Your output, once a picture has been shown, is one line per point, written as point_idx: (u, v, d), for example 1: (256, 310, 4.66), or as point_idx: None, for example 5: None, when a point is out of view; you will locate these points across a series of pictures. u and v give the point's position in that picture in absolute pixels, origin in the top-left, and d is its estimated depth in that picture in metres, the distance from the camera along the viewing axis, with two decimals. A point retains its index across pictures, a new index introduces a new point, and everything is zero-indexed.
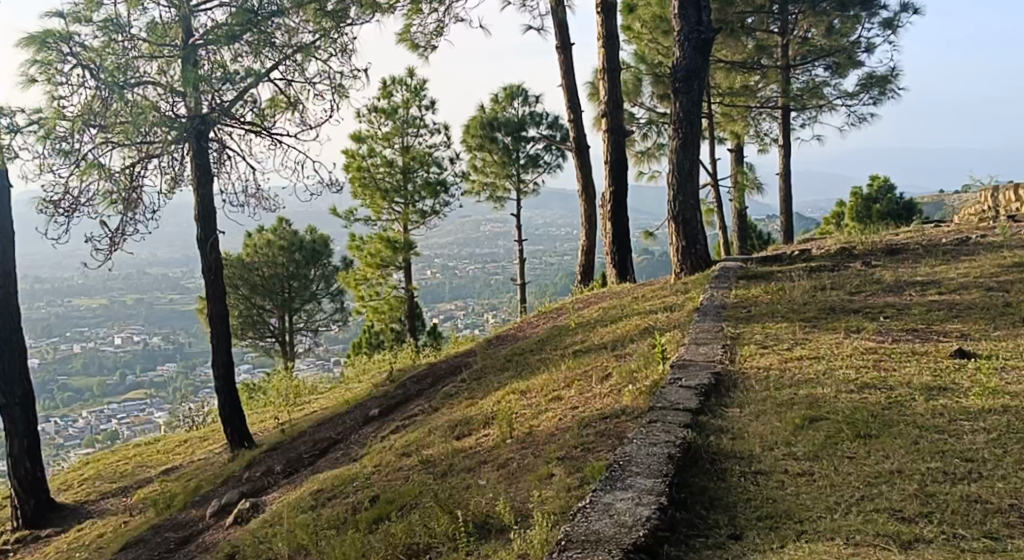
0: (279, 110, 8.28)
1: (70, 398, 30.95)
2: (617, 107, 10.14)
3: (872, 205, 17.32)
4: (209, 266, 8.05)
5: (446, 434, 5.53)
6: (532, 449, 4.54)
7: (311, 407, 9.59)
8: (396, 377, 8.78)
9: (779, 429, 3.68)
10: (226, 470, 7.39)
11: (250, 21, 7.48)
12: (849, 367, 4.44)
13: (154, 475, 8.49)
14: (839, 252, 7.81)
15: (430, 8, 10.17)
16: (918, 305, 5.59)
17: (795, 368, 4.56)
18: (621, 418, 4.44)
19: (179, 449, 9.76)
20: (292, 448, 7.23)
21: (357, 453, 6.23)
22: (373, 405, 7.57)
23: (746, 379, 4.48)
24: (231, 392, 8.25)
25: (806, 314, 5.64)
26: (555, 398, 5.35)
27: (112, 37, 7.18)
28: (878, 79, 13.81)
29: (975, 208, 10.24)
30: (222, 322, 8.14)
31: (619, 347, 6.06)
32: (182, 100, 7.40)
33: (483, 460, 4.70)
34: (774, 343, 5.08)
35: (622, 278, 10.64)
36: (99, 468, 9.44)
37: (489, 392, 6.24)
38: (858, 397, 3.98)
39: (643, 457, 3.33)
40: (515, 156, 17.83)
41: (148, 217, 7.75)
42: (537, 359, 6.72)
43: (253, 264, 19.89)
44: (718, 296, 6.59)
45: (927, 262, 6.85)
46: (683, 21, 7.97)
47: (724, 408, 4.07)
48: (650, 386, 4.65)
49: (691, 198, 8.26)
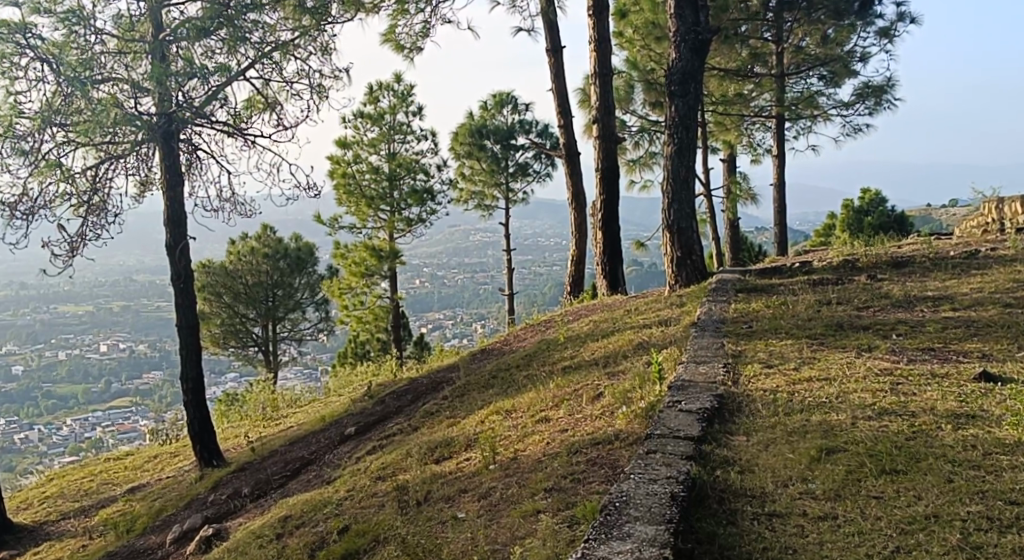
0: (256, 110, 7.88)
1: (55, 405, 30.32)
2: (609, 113, 9.76)
3: (864, 217, 17.08)
4: (178, 273, 7.61)
5: (424, 457, 5.14)
6: (518, 478, 4.14)
7: (286, 422, 9.12)
8: (375, 392, 8.34)
9: (794, 461, 3.29)
10: (191, 491, 6.93)
11: (222, 16, 7.07)
12: (865, 391, 4.05)
13: (118, 494, 8.02)
14: (841, 263, 7.46)
15: (416, 8, 9.81)
16: (932, 322, 5.22)
17: (804, 391, 4.17)
18: (614, 444, 4.06)
19: (148, 466, 9.28)
20: (261, 469, 6.79)
21: (330, 475, 5.81)
22: (350, 423, 7.13)
23: (751, 402, 4.09)
24: (201, 407, 7.78)
25: (811, 331, 5.27)
26: (542, 419, 4.95)
27: (73, 30, 6.76)
28: (874, 89, 13.50)
29: (977, 221, 9.91)
30: (192, 333, 7.69)
31: (611, 363, 5.67)
32: (148, 96, 6.96)
33: (464, 489, 4.30)
34: (779, 363, 4.70)
35: (613, 290, 10.28)
36: (62, 486, 8.94)
37: (472, 411, 5.83)
38: (878, 426, 3.59)
39: (642, 498, 2.92)
40: (504, 165, 17.48)
41: (111, 223, 7.22)
42: (525, 376, 6.31)
43: (236, 272, 19.39)
44: (716, 310, 6.21)
45: (937, 276, 6.49)
46: (680, 22, 7.63)
47: (729, 436, 3.68)
48: (647, 409, 4.25)
49: (687, 206, 7.88)
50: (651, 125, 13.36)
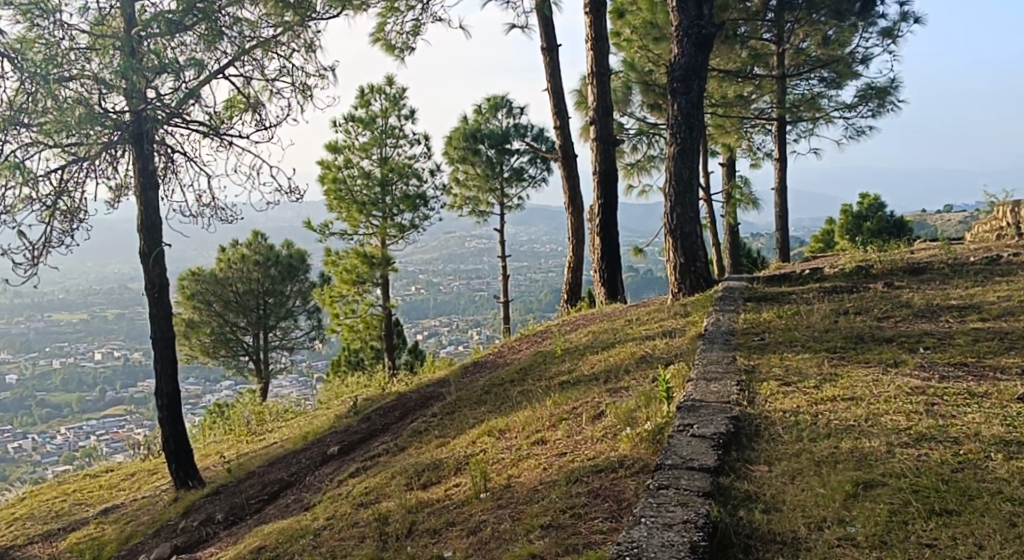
0: (237, 112, 7.47)
1: (49, 413, 29.79)
2: (607, 114, 9.35)
3: (862, 222, 16.73)
4: (152, 281, 7.21)
5: (409, 482, 4.72)
6: (511, 510, 3.73)
7: (269, 438, 8.67)
8: (361, 407, 7.89)
9: (826, 498, 2.91)
10: (163, 515, 6.48)
11: (197, 9, 6.66)
12: (897, 413, 3.64)
13: (90, 516, 7.57)
14: (854, 269, 7.04)
15: (406, 6, 9.43)
16: (962, 334, 4.81)
17: (828, 412, 3.75)
18: (618, 473, 3.65)
19: (124, 485, 8.81)
20: (237, 492, 6.34)
21: (310, 500, 5.38)
22: (333, 442, 6.69)
23: (771, 425, 3.67)
24: (177, 424, 7.34)
25: (830, 344, 4.85)
26: (539, 441, 4.53)
27: (36, 23, 6.31)
28: (877, 91, 13.13)
29: (990, 225, 9.53)
30: (167, 346, 7.25)
31: (612, 379, 5.24)
32: (114, 93, 6.52)
33: (452, 521, 3.88)
34: (798, 380, 4.28)
35: (612, 298, 9.85)
36: (33, 506, 8.47)
37: (463, 429, 5.41)
38: (918, 454, 3.18)
39: (659, 551, 2.60)
40: (499, 170, 17.07)
41: (78, 228, 6.77)
42: (519, 392, 5.89)
43: (226, 279, 18.97)
44: (724, 320, 5.79)
45: (959, 283, 6.10)
46: (682, 15, 7.23)
47: (748, 466, 3.26)
48: (653, 431, 3.84)
49: (690, 210, 7.46)
50: (650, 128, 12.94)
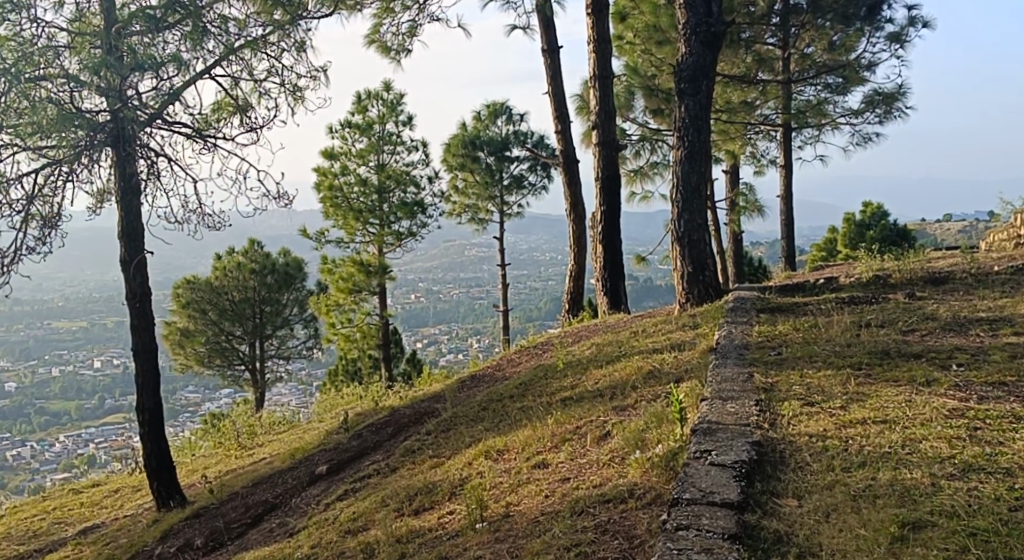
0: (225, 114, 7.14)
1: (48, 422, 29.37)
2: (609, 118, 9.00)
3: (867, 231, 16.40)
4: (133, 292, 6.89)
5: (400, 507, 4.36)
6: (509, 545, 3.38)
7: (258, 454, 8.29)
8: (352, 423, 7.52)
9: (869, 542, 2.63)
10: (141, 538, 6.11)
11: (179, 5, 6.33)
12: (938, 439, 3.28)
13: (68, 538, 7.20)
14: (870, 280, 6.69)
15: (402, 7, 9.11)
16: (994, 349, 4.46)
17: (860, 438, 3.39)
18: (628, 505, 3.30)
19: (107, 503, 8.43)
20: (219, 515, 5.98)
21: (294, 524, 5.02)
22: (322, 461, 6.31)
23: (796, 451, 3.32)
24: (159, 440, 6.99)
25: (852, 360, 4.50)
26: (539, 464, 4.17)
27: (7, 19, 5.97)
28: (886, 96, 12.80)
29: (1007, 233, 9.17)
30: (149, 359, 6.92)
31: (618, 396, 4.89)
32: (88, 92, 6.13)
33: (443, 555, 3.52)
34: (822, 400, 3.93)
35: (616, 308, 9.46)
36: (10, 526, 8.07)
37: (459, 449, 5.05)
38: (968, 488, 2.85)
39: None
40: (498, 177, 16.74)
41: (53, 235, 6.38)
42: (518, 410, 5.51)
43: (221, 288, 18.57)
44: (737, 333, 5.43)
45: (984, 294, 5.75)
46: (690, 13, 6.92)
47: (775, 500, 2.92)
48: (665, 457, 3.49)
49: (698, 216, 7.11)
50: (652, 133, 12.60)
